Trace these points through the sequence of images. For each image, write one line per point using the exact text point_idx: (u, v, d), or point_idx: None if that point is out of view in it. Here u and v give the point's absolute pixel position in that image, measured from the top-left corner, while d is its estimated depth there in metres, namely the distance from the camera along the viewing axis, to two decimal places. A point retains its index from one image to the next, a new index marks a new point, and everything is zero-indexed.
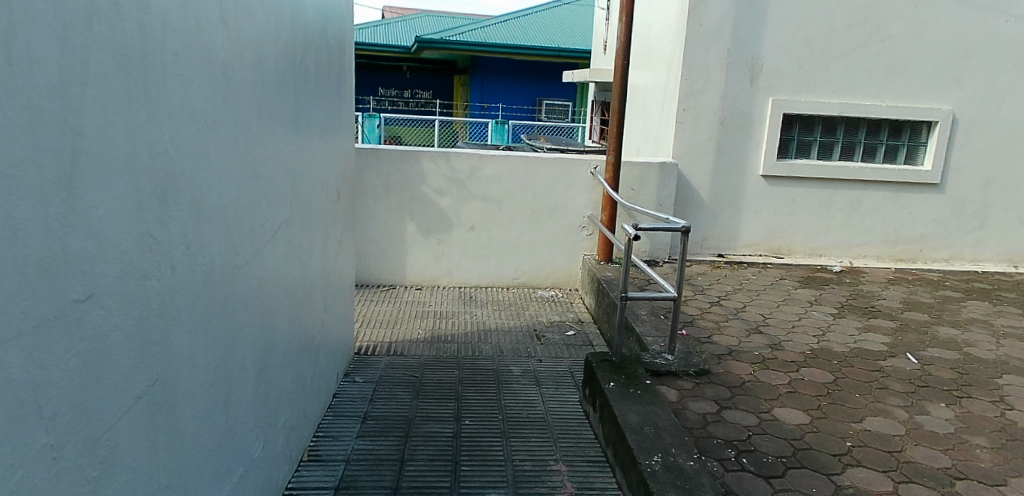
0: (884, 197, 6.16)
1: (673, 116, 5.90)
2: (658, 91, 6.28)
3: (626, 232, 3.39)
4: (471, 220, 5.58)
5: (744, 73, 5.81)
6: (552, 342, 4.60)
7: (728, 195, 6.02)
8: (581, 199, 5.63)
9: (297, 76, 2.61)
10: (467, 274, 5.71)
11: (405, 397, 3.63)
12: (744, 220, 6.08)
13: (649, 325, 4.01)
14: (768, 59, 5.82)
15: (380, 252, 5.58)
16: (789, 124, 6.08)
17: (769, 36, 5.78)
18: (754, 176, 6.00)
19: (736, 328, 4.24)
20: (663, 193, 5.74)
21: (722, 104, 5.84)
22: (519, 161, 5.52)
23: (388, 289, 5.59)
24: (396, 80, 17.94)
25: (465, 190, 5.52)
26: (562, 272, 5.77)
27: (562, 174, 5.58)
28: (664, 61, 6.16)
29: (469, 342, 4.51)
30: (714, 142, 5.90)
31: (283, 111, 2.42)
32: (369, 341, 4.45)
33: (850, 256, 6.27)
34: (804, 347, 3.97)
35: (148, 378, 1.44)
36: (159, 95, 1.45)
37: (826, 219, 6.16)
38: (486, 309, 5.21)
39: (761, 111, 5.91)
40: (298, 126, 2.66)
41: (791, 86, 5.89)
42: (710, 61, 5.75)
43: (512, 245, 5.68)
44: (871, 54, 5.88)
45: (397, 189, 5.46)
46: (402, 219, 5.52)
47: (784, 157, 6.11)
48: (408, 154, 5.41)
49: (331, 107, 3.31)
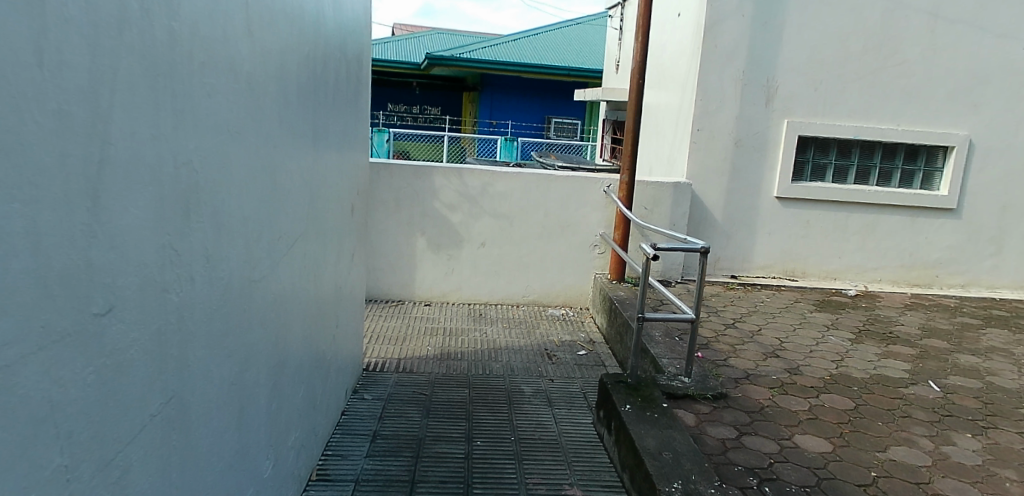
0: (898, 221, 6.11)
1: (687, 136, 5.86)
2: (671, 111, 6.25)
3: (644, 253, 3.27)
4: (482, 236, 5.54)
5: (760, 95, 5.78)
6: (564, 362, 4.52)
7: (742, 216, 5.97)
8: (594, 218, 5.58)
9: (317, 89, 2.58)
10: (477, 290, 5.65)
11: (415, 416, 3.55)
12: (757, 242, 6.03)
13: (664, 347, 3.93)
14: (784, 81, 5.79)
15: (390, 266, 5.53)
16: (804, 146, 6.02)
17: (786, 58, 5.76)
18: (768, 198, 5.96)
19: (753, 352, 4.14)
20: (676, 213, 5.69)
21: (737, 125, 5.80)
22: (532, 178, 5.49)
23: (397, 304, 5.53)
24: (406, 96, 18.03)
25: (477, 206, 5.49)
26: (573, 291, 5.70)
27: (575, 191, 5.54)
28: (678, 81, 6.13)
29: (479, 361, 4.44)
30: (728, 163, 5.86)
31: (303, 123, 2.39)
32: (378, 357, 4.38)
33: (864, 280, 6.21)
34: (822, 372, 3.89)
35: (164, 395, 1.38)
36: (185, 103, 1.41)
37: (840, 242, 6.12)
38: (496, 327, 5.15)
39: (776, 133, 5.86)
40: (317, 138, 2.62)
41: (806, 108, 5.85)
42: (726, 82, 5.73)
43: (523, 262, 5.62)
44: (887, 77, 5.85)
45: (409, 204, 5.43)
46: (412, 234, 5.48)
47: (799, 179, 6.06)
48: (420, 169, 5.39)
49: (348, 122, 3.28)
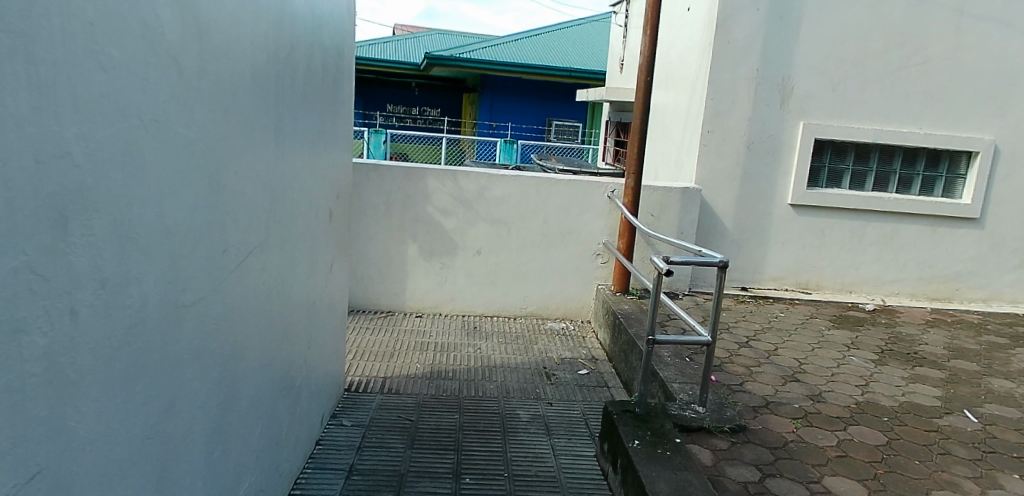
0: (918, 231, 5.76)
1: (696, 138, 5.51)
2: (679, 112, 5.90)
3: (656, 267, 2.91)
4: (477, 243, 5.18)
5: (774, 95, 5.43)
6: (563, 383, 4.16)
7: (754, 224, 5.61)
8: (596, 225, 5.23)
9: (280, 77, 2.22)
10: (471, 301, 5.29)
11: (397, 447, 3.19)
12: (769, 252, 5.68)
13: (674, 370, 3.57)
14: (800, 80, 5.44)
15: (379, 275, 5.18)
16: (820, 150, 5.66)
17: (802, 56, 5.41)
18: (781, 205, 5.61)
19: (770, 375, 3.78)
20: (684, 220, 5.32)
21: (750, 127, 5.45)
22: (531, 182, 5.13)
23: (387, 315, 5.18)
24: (404, 97, 17.68)
25: (472, 211, 5.13)
26: (573, 303, 5.35)
27: (577, 196, 5.18)
28: (687, 81, 5.78)
29: (471, 380, 4.08)
30: (740, 168, 5.50)
31: (260, 116, 2.03)
32: (362, 376, 4.02)
33: (881, 293, 5.86)
34: (848, 400, 3.53)
35: (26, 471, 1.02)
36: (58, 79, 1.06)
37: (857, 253, 5.77)
38: (491, 342, 4.79)
39: (791, 136, 5.51)
40: (281, 134, 2.27)
41: (823, 110, 5.50)
42: (738, 81, 5.38)
43: (521, 271, 5.27)
44: (908, 78, 5.50)
45: (400, 208, 5.08)
46: (403, 240, 5.13)
47: (814, 185, 5.70)
48: (412, 171, 5.04)
49: (324, 118, 2.93)
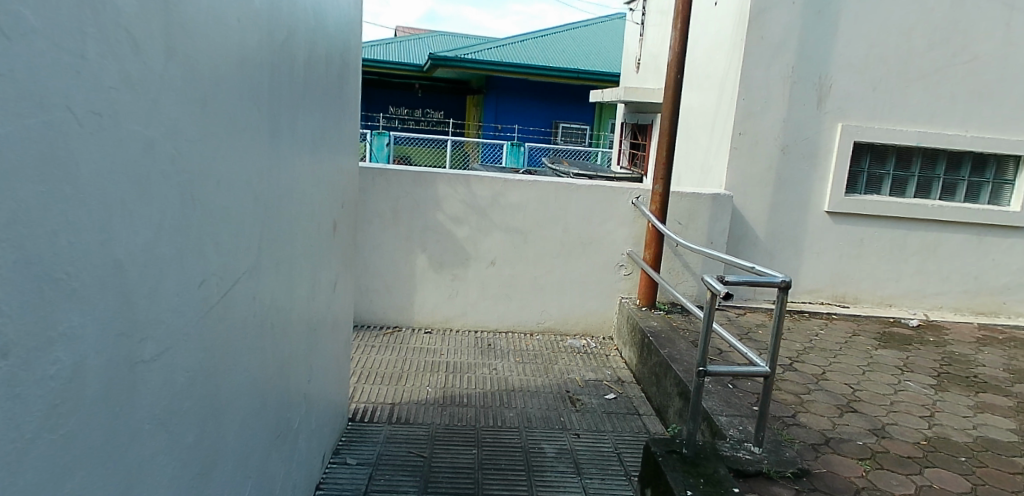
0: (963, 241, 5.37)
1: (726, 140, 5.13)
2: (706, 113, 5.52)
3: (713, 290, 2.50)
4: (492, 254, 4.80)
5: (811, 95, 5.05)
6: (590, 409, 3.77)
7: (788, 233, 5.23)
8: (620, 234, 4.84)
9: (276, 64, 1.84)
10: (484, 316, 4.91)
11: (410, 492, 2.80)
12: (804, 263, 5.29)
13: (719, 400, 3.17)
14: (839, 79, 5.05)
15: (386, 288, 4.80)
16: (859, 154, 5.27)
17: (841, 53, 5.02)
18: (817, 213, 5.22)
19: (824, 406, 3.39)
20: (715, 229, 4.93)
21: (784, 129, 5.07)
22: (549, 187, 4.75)
23: (394, 331, 4.79)
24: (407, 99, 17.32)
25: (486, 219, 4.75)
26: (594, 317, 4.96)
27: (599, 203, 4.79)
28: (715, 79, 5.40)
29: (489, 408, 3.68)
30: (773, 172, 5.12)
31: (250, 110, 1.65)
32: (367, 403, 3.63)
33: (923, 307, 5.46)
34: (915, 436, 3.13)
35: None
36: None
37: (897, 264, 5.38)
38: (507, 362, 4.40)
39: (828, 138, 5.12)
40: (277, 134, 1.88)
41: (863, 110, 5.12)
42: (773, 80, 4.99)
43: (538, 284, 4.88)
44: (955, 76, 5.11)
45: (408, 216, 4.70)
46: (411, 250, 4.75)
47: (852, 191, 5.31)
48: (421, 175, 4.66)
49: (328, 117, 2.54)
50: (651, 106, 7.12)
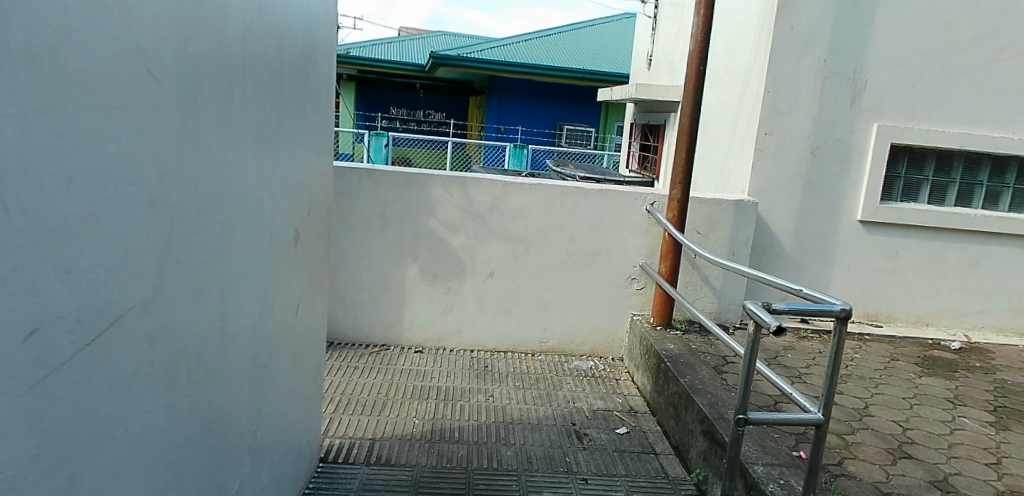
0: (1008, 254, 4.88)
1: (750, 141, 4.65)
2: (728, 112, 5.05)
3: (760, 324, 2.02)
4: (490, 265, 4.33)
5: (843, 91, 4.58)
6: (599, 447, 3.29)
7: (816, 244, 4.75)
8: (633, 244, 4.36)
9: (193, 25, 1.37)
10: (481, 334, 4.44)
11: None
12: (833, 278, 4.81)
13: (753, 445, 2.69)
14: (875, 74, 4.58)
15: (372, 302, 4.33)
16: (895, 158, 4.79)
17: (878, 45, 4.54)
18: (848, 222, 4.75)
19: (873, 450, 2.90)
20: (737, 239, 4.44)
21: (814, 129, 4.60)
22: (555, 191, 4.28)
23: (381, 351, 4.32)
24: (408, 100, 16.89)
25: (483, 226, 4.28)
26: (603, 336, 4.48)
27: (609, 210, 4.31)
28: (738, 75, 4.93)
29: (483, 444, 3.21)
30: (801, 177, 4.65)
31: (143, 82, 1.18)
32: (343, 438, 3.16)
33: (963, 327, 4.96)
34: (985, 490, 2.65)
35: None
36: None
37: (935, 280, 4.89)
38: (505, 387, 3.92)
39: (862, 140, 4.65)
40: (197, 119, 1.42)
41: (900, 109, 4.64)
42: (802, 74, 4.53)
43: (541, 298, 4.41)
44: (1002, 73, 4.62)
45: (397, 222, 4.23)
46: (401, 260, 4.28)
47: (887, 199, 4.83)
48: (412, 177, 4.19)
49: (286, 104, 2.06)
50: (664, 106, 6.64)
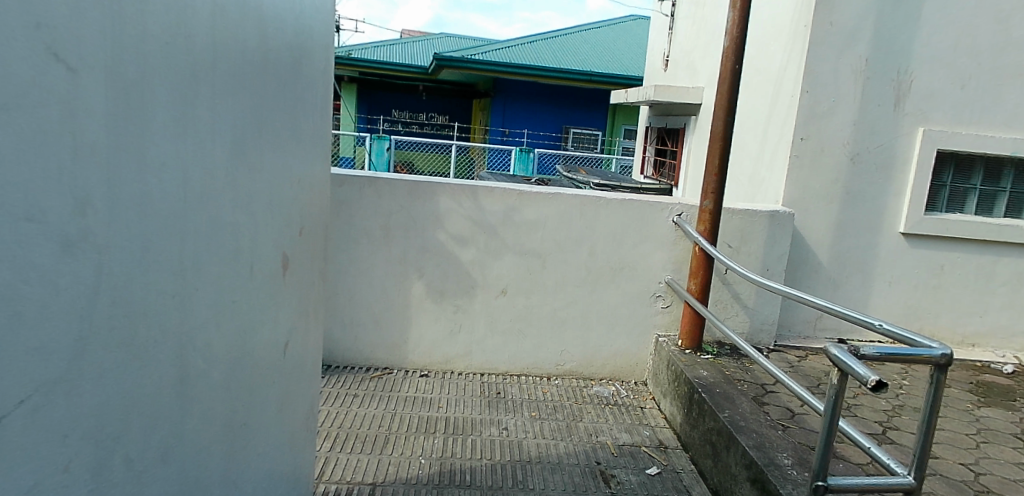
0: None
1: (784, 147, 4.29)
2: (758, 115, 4.69)
3: (854, 376, 1.63)
4: (502, 281, 3.97)
5: (886, 93, 4.22)
6: (629, 492, 2.92)
7: (855, 258, 4.39)
8: (658, 258, 4.00)
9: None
10: (492, 356, 4.08)
11: None
12: (873, 294, 4.44)
13: None
14: (920, 74, 4.21)
15: (374, 322, 3.97)
16: (941, 165, 4.42)
17: (925, 42, 4.18)
18: (889, 234, 4.38)
19: None
20: (772, 253, 4.07)
21: (854, 134, 4.24)
22: (573, 201, 3.92)
23: (382, 375, 3.96)
24: (412, 102, 16.59)
25: (496, 239, 3.92)
26: (625, 359, 4.11)
27: (633, 221, 3.95)
28: (770, 75, 4.57)
29: (498, 490, 2.84)
30: (839, 186, 4.29)
31: (46, 70, 0.82)
32: (340, 483, 2.79)
33: (1013, 348, 4.58)
34: None
35: None
36: None
37: (983, 297, 4.51)
38: (520, 418, 3.55)
39: (905, 145, 4.28)
40: (144, 124, 1.06)
41: (947, 112, 4.27)
42: (842, 74, 4.17)
43: (557, 318, 4.04)
44: None
45: (402, 235, 3.88)
46: (406, 276, 3.92)
47: (931, 209, 4.46)
48: (419, 186, 3.84)
49: (271, 105, 1.70)
50: (683, 108, 6.28)
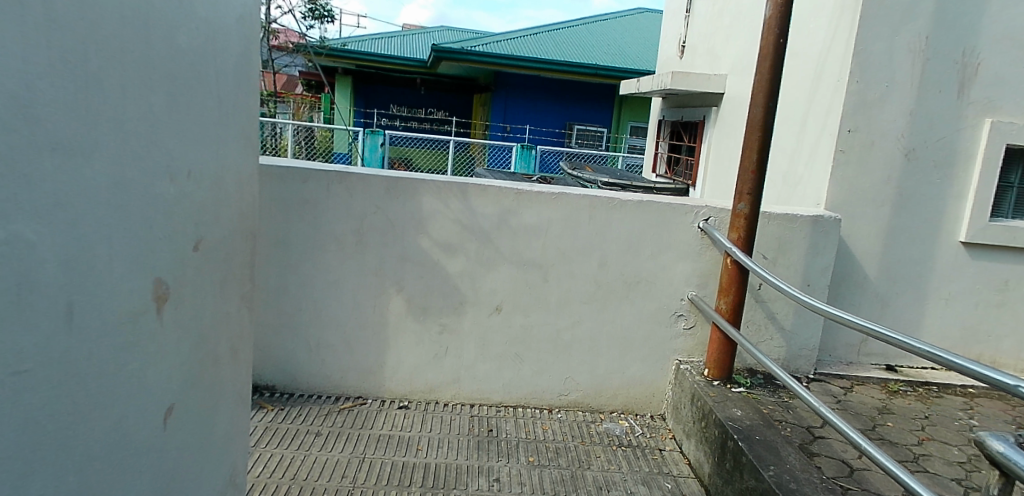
0: None
1: (828, 140, 3.67)
2: (796, 103, 4.07)
3: None
4: (496, 297, 3.36)
5: (948, 78, 3.59)
6: None
7: (907, 271, 3.77)
8: (682, 271, 3.38)
9: None
10: (484, 384, 3.47)
11: None
12: (927, 313, 3.82)
13: None
14: (989, 55, 3.59)
15: (345, 344, 3.36)
16: (1008, 163, 3.79)
17: (995, 17, 3.54)
18: (948, 244, 3.76)
19: None
20: (815, 265, 3.46)
21: (909, 126, 3.62)
22: (582, 203, 3.30)
23: (354, 407, 3.35)
24: (410, 97, 15.99)
25: (489, 247, 3.31)
26: (640, 388, 3.50)
27: (652, 227, 3.33)
28: (811, 57, 3.95)
29: None
30: (891, 187, 3.67)
31: None
32: None
33: None
34: None
35: None
36: None
37: None
38: (514, 464, 2.94)
39: (969, 140, 3.66)
40: None
41: (1019, 101, 3.64)
42: (897, 55, 3.55)
43: (560, 340, 3.43)
44: None
45: (378, 242, 3.27)
46: (382, 290, 3.32)
47: (996, 215, 3.83)
48: (398, 183, 3.22)
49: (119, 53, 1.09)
50: (702, 99, 5.66)
